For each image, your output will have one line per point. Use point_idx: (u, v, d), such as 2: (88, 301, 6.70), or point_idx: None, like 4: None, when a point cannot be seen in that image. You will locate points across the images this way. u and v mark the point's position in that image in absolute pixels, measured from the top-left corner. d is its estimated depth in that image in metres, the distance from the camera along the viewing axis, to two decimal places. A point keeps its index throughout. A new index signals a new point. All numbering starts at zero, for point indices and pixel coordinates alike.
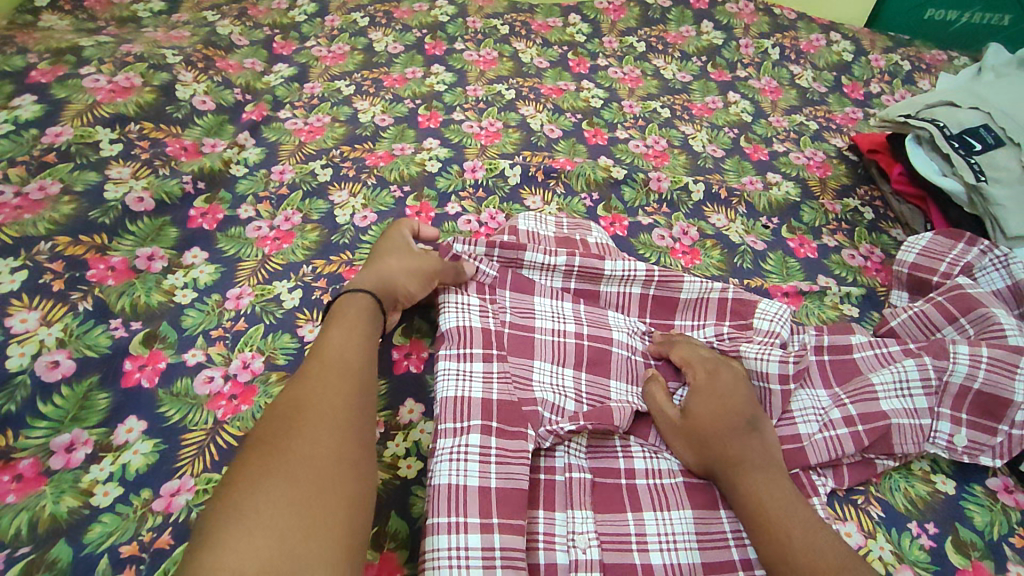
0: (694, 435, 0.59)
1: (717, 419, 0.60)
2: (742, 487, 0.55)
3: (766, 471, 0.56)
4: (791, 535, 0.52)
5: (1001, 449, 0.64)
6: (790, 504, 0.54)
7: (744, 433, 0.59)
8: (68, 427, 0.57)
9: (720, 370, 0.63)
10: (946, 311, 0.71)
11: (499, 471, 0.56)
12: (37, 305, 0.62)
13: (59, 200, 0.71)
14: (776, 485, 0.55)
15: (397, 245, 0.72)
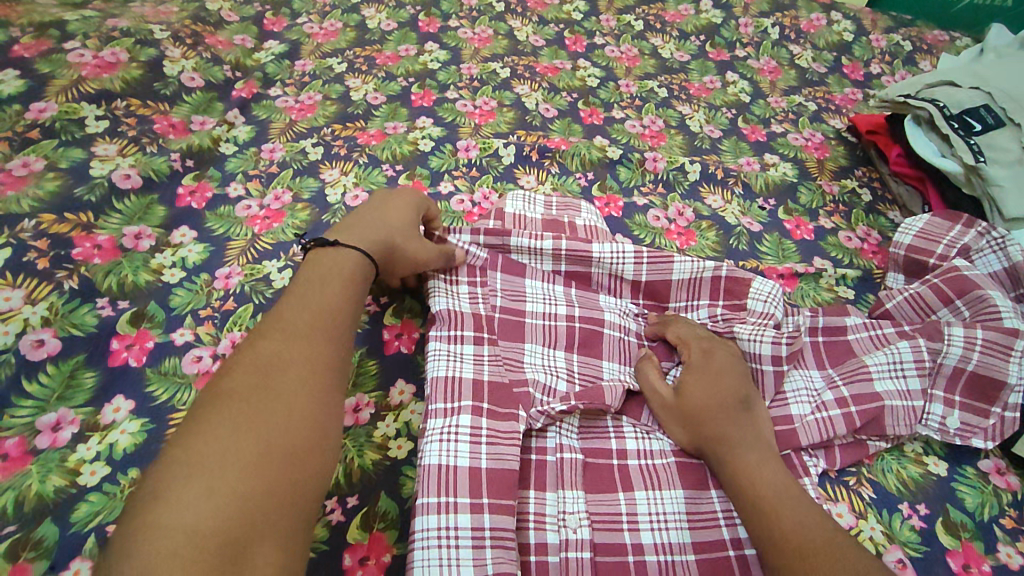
0: (684, 414, 0.59)
1: (709, 399, 0.59)
2: (734, 463, 0.56)
3: (757, 451, 0.56)
4: (780, 511, 0.52)
5: (993, 432, 0.64)
6: (781, 482, 0.54)
7: (737, 412, 0.59)
8: (54, 406, 0.56)
9: (715, 350, 0.63)
10: (942, 293, 0.71)
11: (490, 452, 0.56)
12: (21, 284, 0.61)
13: (43, 176, 0.71)
14: (767, 466, 0.55)
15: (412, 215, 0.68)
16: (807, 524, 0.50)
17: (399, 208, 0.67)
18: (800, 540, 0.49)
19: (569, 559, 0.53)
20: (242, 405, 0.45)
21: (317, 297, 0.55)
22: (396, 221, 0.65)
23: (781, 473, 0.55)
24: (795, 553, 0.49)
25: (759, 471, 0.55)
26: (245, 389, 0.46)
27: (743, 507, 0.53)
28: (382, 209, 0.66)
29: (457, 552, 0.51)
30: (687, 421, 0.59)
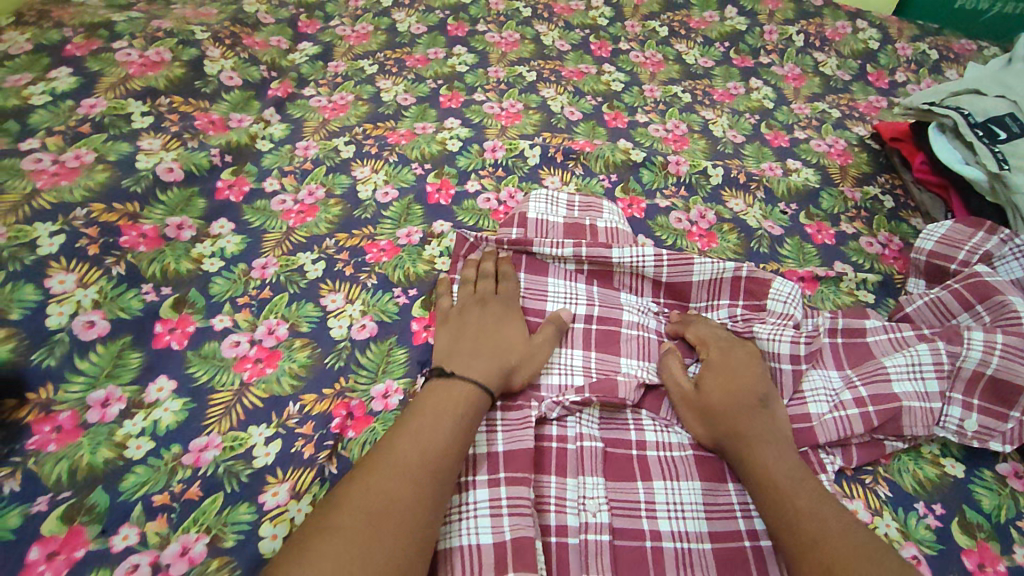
0: (703, 409, 0.61)
1: (727, 394, 0.61)
2: (753, 457, 0.57)
3: (776, 444, 0.58)
4: (796, 504, 0.53)
5: (1012, 436, 0.64)
6: (798, 473, 0.56)
7: (755, 409, 0.60)
8: (103, 383, 0.60)
9: (734, 349, 0.65)
10: (963, 297, 0.71)
11: (504, 434, 0.60)
12: (74, 268, 0.65)
13: (94, 168, 0.74)
14: (784, 456, 0.57)
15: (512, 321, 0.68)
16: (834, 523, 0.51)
17: (497, 302, 0.69)
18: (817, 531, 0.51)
19: (589, 541, 0.55)
20: (359, 532, 0.46)
21: (437, 420, 0.55)
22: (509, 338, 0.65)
23: (798, 465, 0.56)
24: (815, 542, 0.50)
25: (777, 466, 0.56)
26: (363, 517, 0.47)
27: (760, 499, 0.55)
28: (483, 307, 0.68)
29: (477, 523, 0.54)
30: (707, 418, 0.61)
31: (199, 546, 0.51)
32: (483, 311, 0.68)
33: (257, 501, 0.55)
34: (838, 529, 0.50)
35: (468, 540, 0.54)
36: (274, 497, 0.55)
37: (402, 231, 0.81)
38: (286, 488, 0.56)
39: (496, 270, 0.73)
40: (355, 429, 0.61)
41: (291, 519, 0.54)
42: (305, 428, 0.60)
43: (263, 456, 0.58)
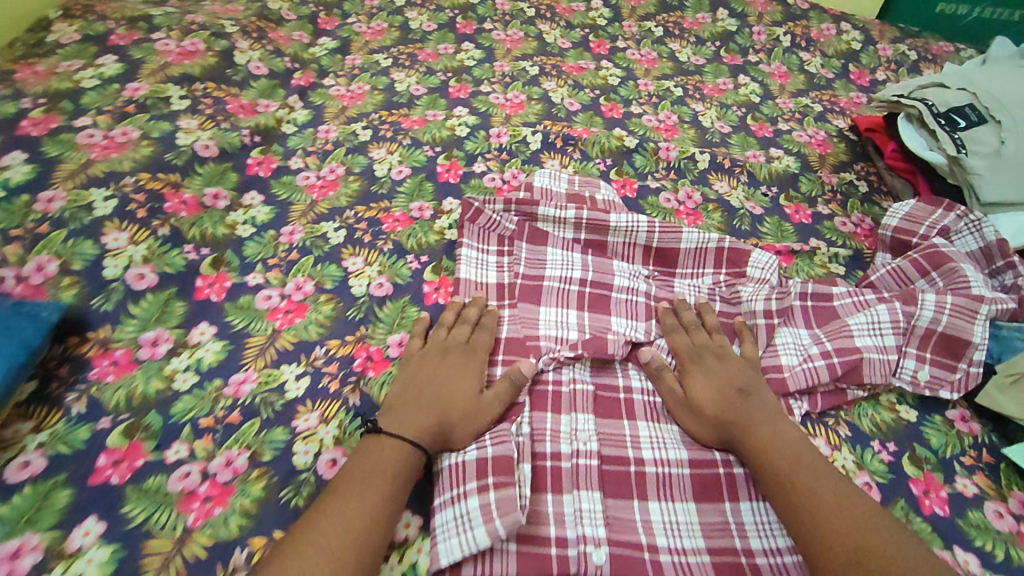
0: (699, 407, 0.67)
1: (715, 393, 0.67)
2: (754, 438, 0.63)
3: (769, 421, 0.64)
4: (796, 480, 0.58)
5: (959, 384, 0.73)
6: (793, 447, 0.61)
7: (740, 396, 0.67)
8: (153, 326, 0.70)
9: (706, 354, 0.72)
10: (920, 266, 0.80)
11: (501, 384, 0.70)
12: (126, 228, 0.74)
13: (139, 143, 0.83)
14: (778, 432, 0.63)
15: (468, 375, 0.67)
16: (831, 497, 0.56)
17: (460, 351, 0.70)
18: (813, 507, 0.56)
19: (580, 464, 0.65)
20: None
21: (359, 485, 0.55)
22: (458, 393, 0.65)
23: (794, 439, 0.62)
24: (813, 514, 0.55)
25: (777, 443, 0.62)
26: None
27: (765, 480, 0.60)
28: (443, 356, 0.69)
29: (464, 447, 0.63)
30: (705, 415, 0.67)
31: (242, 458, 0.61)
32: (441, 359, 0.68)
33: (291, 425, 0.64)
34: (836, 501, 0.56)
35: (455, 459, 0.62)
36: (305, 422, 0.65)
37: (415, 205, 0.89)
38: (316, 415, 0.65)
39: (470, 319, 0.74)
40: (374, 369, 0.70)
41: (320, 439, 0.63)
42: (330, 367, 0.70)
43: (294, 389, 0.67)
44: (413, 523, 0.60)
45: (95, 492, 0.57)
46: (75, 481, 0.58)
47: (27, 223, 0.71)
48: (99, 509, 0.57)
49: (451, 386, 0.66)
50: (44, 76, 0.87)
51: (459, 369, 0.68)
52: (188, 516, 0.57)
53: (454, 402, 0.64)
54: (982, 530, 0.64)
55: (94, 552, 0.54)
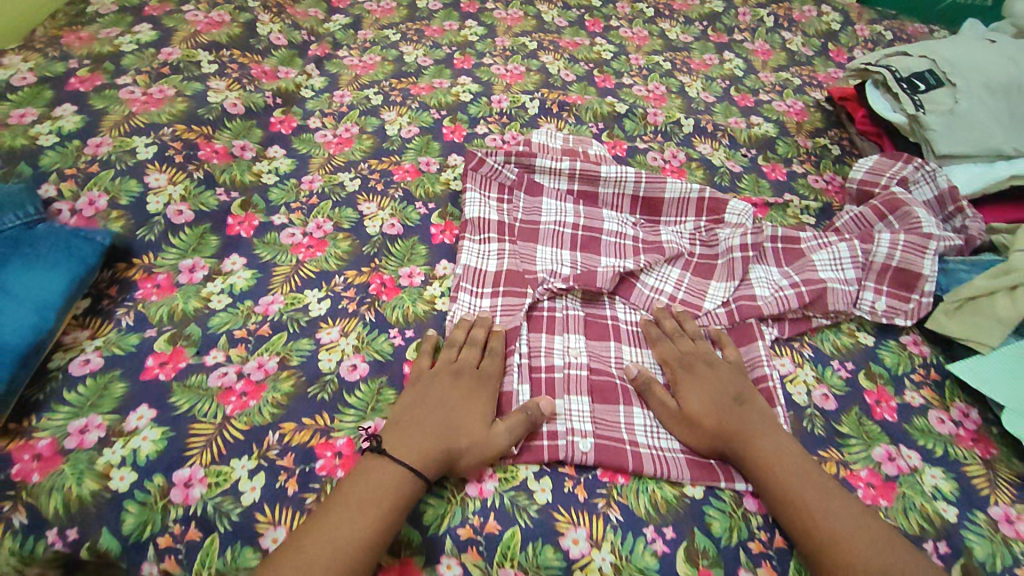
0: (694, 423, 0.68)
1: (711, 408, 0.69)
2: (756, 452, 0.65)
3: (763, 434, 0.66)
4: (806, 502, 0.60)
5: (912, 313, 0.82)
6: (793, 462, 0.64)
7: (737, 408, 0.69)
8: (190, 255, 0.79)
9: (695, 365, 0.73)
10: (879, 211, 0.89)
11: (502, 313, 0.77)
12: (165, 170, 0.83)
13: (174, 100, 0.92)
14: (774, 445, 0.65)
15: (476, 409, 0.66)
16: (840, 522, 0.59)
17: (471, 377, 0.69)
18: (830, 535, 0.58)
19: (571, 375, 0.73)
20: None
21: (359, 502, 0.57)
22: (467, 425, 0.64)
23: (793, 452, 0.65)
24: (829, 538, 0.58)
25: (780, 459, 0.64)
26: None
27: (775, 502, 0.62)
28: (454, 381, 0.68)
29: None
30: (705, 429, 0.67)
31: (272, 362, 0.70)
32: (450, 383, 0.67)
33: (316, 337, 0.73)
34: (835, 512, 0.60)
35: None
36: (328, 334, 0.73)
37: (423, 159, 0.98)
38: (337, 329, 0.74)
39: (479, 342, 0.72)
40: (388, 294, 0.79)
41: (342, 349, 0.72)
42: (349, 292, 0.78)
43: (317, 309, 0.76)
44: None
45: (145, 385, 0.66)
46: (128, 376, 0.66)
47: (79, 164, 0.80)
48: (149, 399, 0.65)
49: (458, 418, 0.65)
50: (88, 42, 0.97)
51: (468, 398, 0.67)
52: (227, 406, 0.66)
53: (463, 436, 0.63)
54: (925, 433, 0.73)
55: (148, 431, 0.62)
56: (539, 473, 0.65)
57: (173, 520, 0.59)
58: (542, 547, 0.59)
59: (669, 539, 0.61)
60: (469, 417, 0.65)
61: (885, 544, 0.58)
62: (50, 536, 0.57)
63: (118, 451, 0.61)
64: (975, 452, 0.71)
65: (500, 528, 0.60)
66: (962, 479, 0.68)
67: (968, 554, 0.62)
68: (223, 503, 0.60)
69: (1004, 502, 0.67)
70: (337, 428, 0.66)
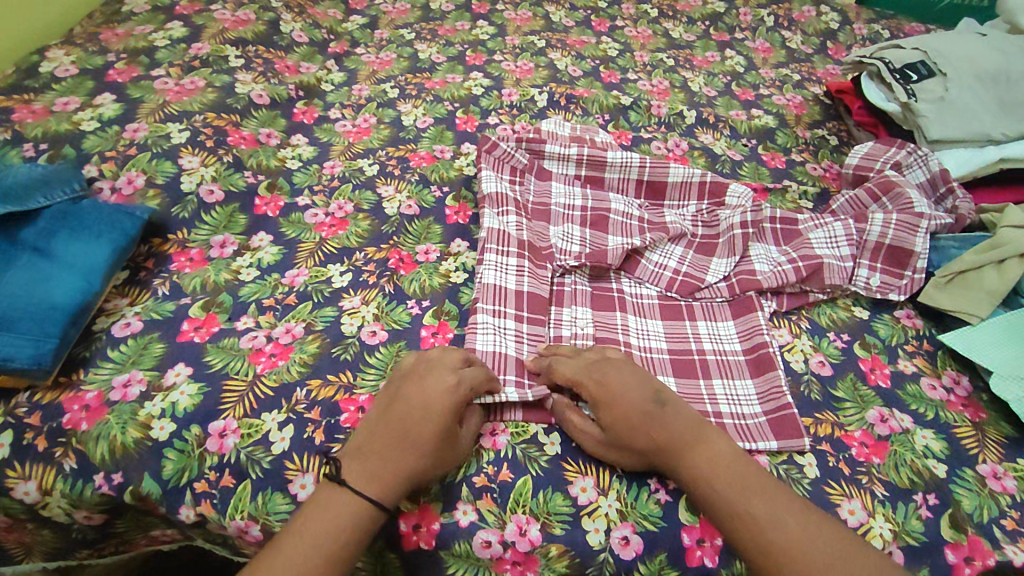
0: (617, 443, 0.63)
1: (632, 424, 0.62)
2: (688, 468, 0.61)
3: (693, 444, 0.62)
4: (755, 515, 0.58)
5: (905, 288, 0.86)
6: (728, 471, 0.61)
7: (660, 418, 0.63)
8: (221, 232, 0.84)
9: (606, 375, 0.66)
10: (873, 193, 0.93)
11: (528, 280, 0.81)
12: (198, 154, 0.89)
13: (205, 90, 0.98)
14: (707, 454, 0.62)
15: (423, 430, 0.61)
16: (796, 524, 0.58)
17: (436, 385, 0.63)
18: (788, 547, 0.56)
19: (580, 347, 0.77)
20: None
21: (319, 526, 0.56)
22: (413, 449, 0.60)
23: (734, 455, 0.62)
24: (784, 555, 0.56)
25: (717, 471, 0.61)
26: None
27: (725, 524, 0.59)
28: (419, 387, 0.63)
29: (506, 340, 0.75)
30: (632, 451, 0.63)
31: (299, 327, 0.75)
32: (429, 392, 0.62)
33: (338, 305, 0.78)
34: (781, 528, 0.57)
35: (498, 346, 0.74)
36: (350, 303, 0.78)
37: (437, 147, 1.03)
38: (358, 298, 0.79)
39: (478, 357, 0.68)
40: (406, 269, 0.83)
41: (363, 316, 0.77)
42: (369, 267, 0.83)
43: (340, 281, 0.81)
44: None
45: (182, 346, 0.71)
46: (166, 337, 0.71)
47: (118, 147, 0.86)
48: (186, 358, 0.70)
49: (404, 439, 0.60)
50: (124, 37, 1.03)
51: (422, 413, 0.61)
52: (258, 365, 0.70)
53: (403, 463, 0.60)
54: (917, 398, 0.76)
55: (185, 387, 0.67)
56: (549, 429, 0.69)
57: (209, 468, 0.63)
58: (551, 494, 0.64)
59: (672, 490, 0.65)
60: (417, 438, 0.60)
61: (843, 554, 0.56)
62: (96, 480, 0.62)
63: (158, 404, 0.65)
64: (965, 415, 0.74)
65: (513, 477, 0.64)
66: (952, 440, 0.72)
67: (956, 506, 0.66)
68: (255, 452, 0.64)
69: (992, 460, 0.70)
70: (359, 385, 0.70)
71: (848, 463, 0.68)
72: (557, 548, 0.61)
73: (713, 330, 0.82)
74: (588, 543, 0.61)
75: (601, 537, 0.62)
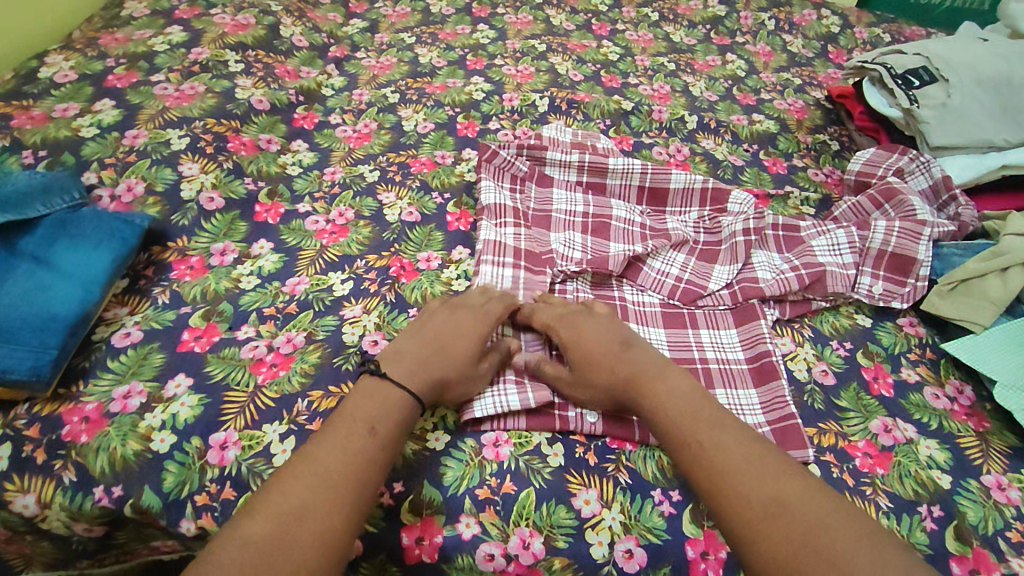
0: (585, 378, 0.68)
1: (595, 356, 0.68)
2: (647, 398, 0.64)
3: (654, 375, 0.65)
4: (703, 440, 0.58)
5: (908, 296, 0.86)
6: (686, 399, 0.62)
7: (624, 351, 0.68)
8: (221, 240, 0.83)
9: (578, 321, 0.72)
10: (875, 200, 0.93)
11: (525, 288, 0.81)
12: (197, 160, 0.88)
13: (205, 96, 0.97)
14: (668, 382, 0.64)
15: (461, 342, 0.68)
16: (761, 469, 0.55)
17: (471, 312, 0.72)
18: (731, 466, 0.56)
19: None
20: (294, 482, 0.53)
21: (363, 407, 0.60)
22: (453, 355, 0.67)
23: (691, 389, 0.64)
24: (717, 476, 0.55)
25: (672, 398, 0.63)
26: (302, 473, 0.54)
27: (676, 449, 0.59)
28: (456, 312, 0.72)
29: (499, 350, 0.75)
30: (597, 385, 0.67)
31: (300, 337, 0.74)
32: (465, 317, 0.71)
33: (339, 314, 0.77)
34: (730, 449, 0.57)
35: None
36: (351, 311, 0.78)
37: (438, 153, 1.02)
38: (359, 307, 0.78)
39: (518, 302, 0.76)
40: (407, 276, 0.83)
41: (364, 324, 0.76)
42: (370, 275, 0.83)
43: (341, 289, 0.80)
44: (442, 438, 0.68)
45: (183, 357, 0.70)
46: (166, 348, 0.71)
47: (118, 154, 0.86)
48: (186, 368, 0.69)
49: (444, 347, 0.68)
50: (123, 42, 1.03)
51: (458, 332, 0.69)
52: (259, 375, 0.70)
53: (442, 369, 0.66)
54: (921, 408, 0.76)
55: (186, 398, 0.67)
56: (552, 440, 0.68)
57: (210, 480, 0.63)
58: (555, 507, 0.63)
59: (675, 502, 0.65)
60: (456, 349, 0.68)
61: (794, 479, 0.54)
62: (96, 493, 0.61)
63: (159, 416, 0.65)
64: (969, 425, 0.74)
65: (516, 489, 0.64)
66: (956, 450, 0.71)
67: (961, 518, 0.65)
68: (256, 464, 0.63)
69: (997, 470, 0.70)
70: None
71: (853, 474, 0.68)
72: (561, 560, 0.61)
73: (716, 338, 0.81)
74: (591, 556, 0.61)
75: (604, 550, 0.61)
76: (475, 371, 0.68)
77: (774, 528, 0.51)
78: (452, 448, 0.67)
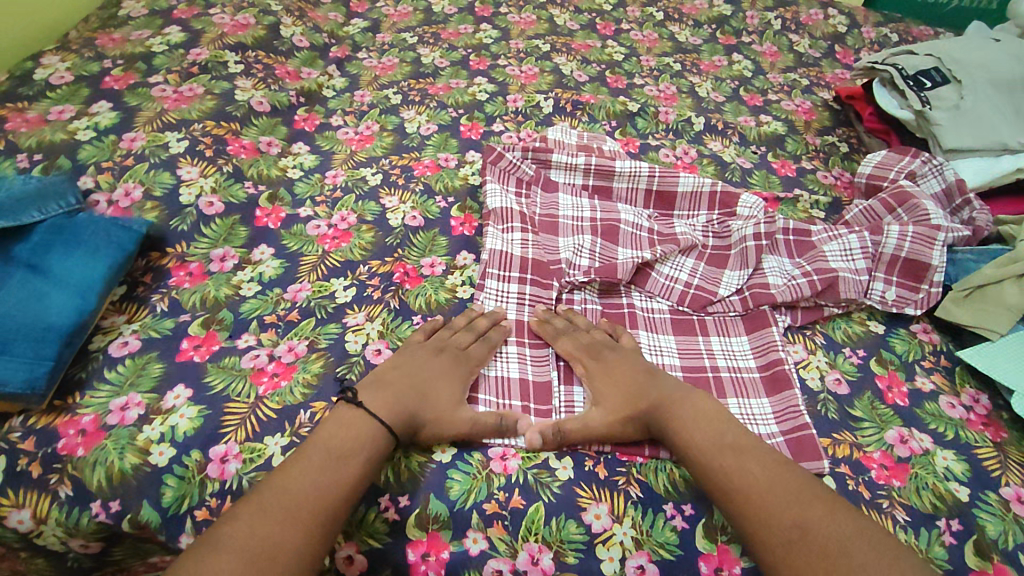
0: (620, 410, 0.67)
1: (627, 388, 0.69)
2: (676, 426, 0.66)
3: (681, 402, 0.68)
4: (727, 466, 0.61)
5: (922, 303, 0.84)
6: (711, 425, 0.65)
7: (651, 384, 0.70)
8: (221, 245, 0.82)
9: (602, 352, 0.73)
10: (887, 204, 0.91)
11: (530, 306, 0.80)
12: (196, 164, 0.87)
13: (204, 98, 0.96)
14: (692, 409, 0.67)
15: (439, 387, 0.68)
16: (781, 491, 0.59)
17: (453, 354, 0.71)
18: (754, 492, 0.59)
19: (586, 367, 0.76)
20: (275, 499, 0.55)
21: (342, 432, 0.61)
22: (431, 398, 0.66)
23: (713, 413, 0.67)
24: (744, 500, 0.59)
25: (697, 423, 0.65)
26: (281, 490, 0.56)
27: (703, 476, 0.62)
28: (438, 353, 0.71)
29: (508, 364, 0.75)
30: (633, 417, 0.67)
31: (302, 345, 0.72)
32: (446, 360, 0.70)
33: (342, 321, 0.76)
34: (753, 474, 0.61)
35: (499, 372, 0.74)
36: (354, 319, 0.76)
37: (441, 156, 1.01)
38: (363, 314, 0.77)
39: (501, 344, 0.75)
40: (411, 283, 0.81)
41: (367, 333, 0.75)
42: (373, 281, 0.81)
43: (344, 296, 0.78)
44: (448, 450, 0.66)
45: (182, 367, 0.69)
46: (165, 357, 0.69)
47: (115, 157, 0.84)
48: (185, 379, 0.68)
49: (423, 390, 0.67)
50: (120, 43, 1.01)
51: (437, 376, 0.69)
52: (260, 386, 0.68)
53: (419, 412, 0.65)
54: (937, 417, 0.74)
55: (185, 410, 0.65)
56: (560, 453, 0.67)
57: (210, 495, 0.61)
58: (564, 522, 0.61)
59: (688, 516, 0.63)
60: (434, 393, 0.67)
61: (812, 502, 0.58)
62: (93, 508, 0.60)
63: (157, 428, 0.63)
64: (987, 435, 0.73)
65: (524, 503, 0.62)
66: (974, 461, 0.70)
67: (981, 532, 0.64)
68: (258, 478, 0.62)
69: (1016, 483, 0.68)
70: None
71: (869, 486, 0.67)
72: None
73: (727, 346, 0.80)
74: (602, 573, 0.59)
75: (615, 566, 0.60)
76: (453, 412, 0.66)
77: (797, 553, 0.55)
78: (459, 461, 0.65)
